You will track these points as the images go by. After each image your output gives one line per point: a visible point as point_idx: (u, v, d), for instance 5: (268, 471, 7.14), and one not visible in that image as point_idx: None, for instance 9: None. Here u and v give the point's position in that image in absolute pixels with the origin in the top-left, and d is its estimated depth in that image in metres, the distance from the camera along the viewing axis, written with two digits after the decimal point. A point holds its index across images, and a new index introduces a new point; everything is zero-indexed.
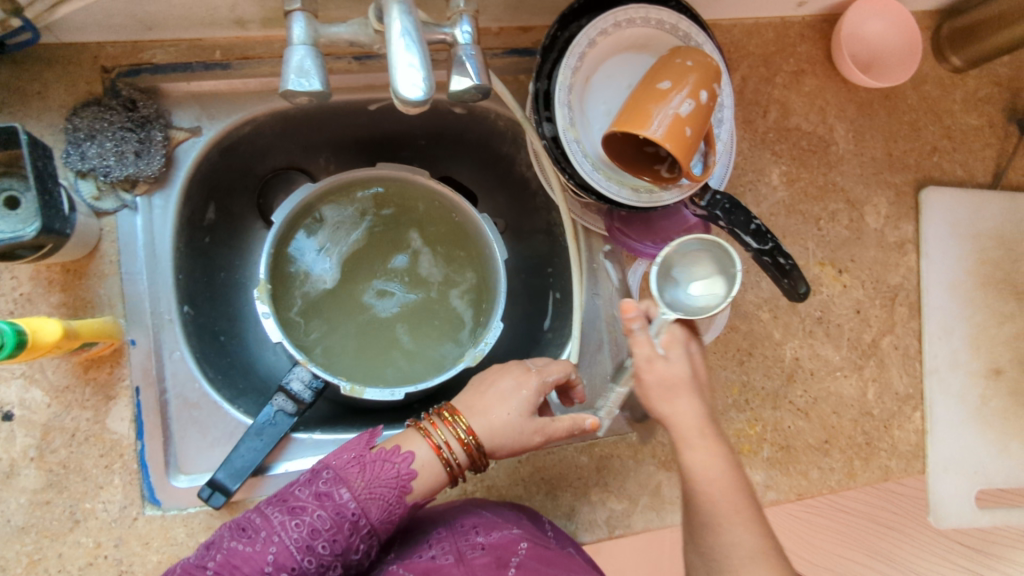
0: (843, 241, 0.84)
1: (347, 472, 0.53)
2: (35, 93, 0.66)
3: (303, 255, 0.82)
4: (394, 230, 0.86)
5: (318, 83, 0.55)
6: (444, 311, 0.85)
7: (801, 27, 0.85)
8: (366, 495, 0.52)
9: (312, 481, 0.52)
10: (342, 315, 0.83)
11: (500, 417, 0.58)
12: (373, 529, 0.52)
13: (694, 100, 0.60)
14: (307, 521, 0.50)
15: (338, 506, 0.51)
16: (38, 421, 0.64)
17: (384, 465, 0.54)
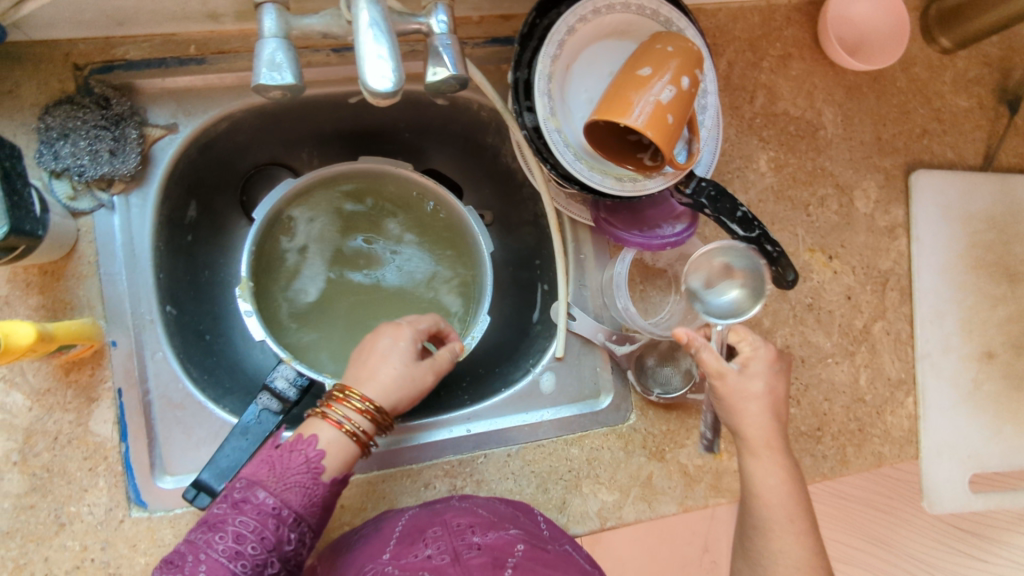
0: (833, 227, 0.83)
1: (258, 474, 0.52)
2: (6, 93, 0.65)
3: (287, 265, 0.81)
4: (370, 225, 0.84)
5: (290, 76, 0.54)
6: (432, 303, 0.84)
7: (787, 10, 0.84)
8: (283, 488, 0.52)
9: (228, 494, 0.52)
10: (333, 313, 0.82)
11: (388, 376, 0.58)
12: (299, 516, 0.52)
13: (676, 86, 0.59)
14: (230, 530, 0.50)
15: (256, 506, 0.50)
16: (20, 424, 0.63)
17: (295, 454, 0.54)
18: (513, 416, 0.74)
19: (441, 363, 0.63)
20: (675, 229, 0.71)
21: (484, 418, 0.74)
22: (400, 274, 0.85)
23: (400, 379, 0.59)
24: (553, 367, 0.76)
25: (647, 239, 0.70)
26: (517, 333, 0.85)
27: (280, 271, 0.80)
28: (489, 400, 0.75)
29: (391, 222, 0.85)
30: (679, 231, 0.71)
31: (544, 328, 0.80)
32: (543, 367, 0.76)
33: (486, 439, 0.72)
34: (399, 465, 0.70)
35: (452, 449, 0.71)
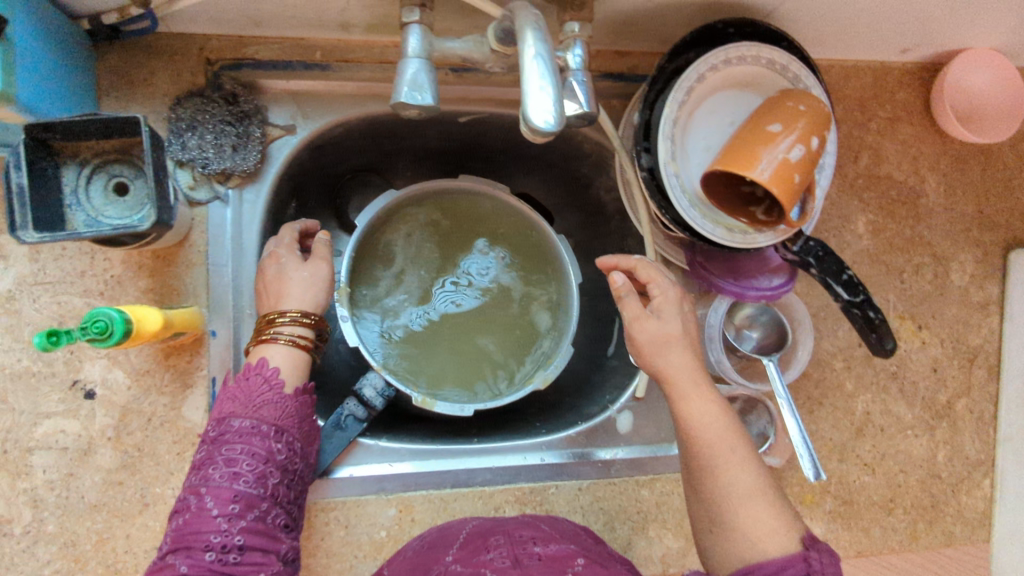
0: (925, 296, 0.82)
1: (226, 407, 0.54)
2: (142, 81, 0.66)
3: (380, 284, 0.79)
4: (454, 245, 0.82)
5: (430, 98, 0.54)
6: (524, 326, 0.82)
7: (900, 73, 0.83)
8: (254, 410, 0.54)
9: (205, 437, 0.54)
10: (432, 331, 0.80)
11: (295, 280, 0.61)
12: (280, 428, 0.55)
13: (804, 146, 0.59)
14: (220, 460, 0.52)
15: (235, 431, 0.53)
16: (117, 401, 0.64)
17: (253, 379, 0.56)
18: (588, 451, 0.74)
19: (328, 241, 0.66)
20: (771, 283, 0.69)
21: (558, 450, 0.73)
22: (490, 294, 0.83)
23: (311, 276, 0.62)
24: (631, 406, 0.75)
25: (741, 288, 0.68)
26: (591, 364, 0.85)
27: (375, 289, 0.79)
28: (564, 431, 0.75)
29: (480, 245, 0.83)
30: (776, 285, 0.69)
31: (621, 364, 0.80)
32: (622, 406, 0.75)
33: (560, 470, 0.72)
34: (472, 486, 0.70)
35: (523, 475, 0.71)
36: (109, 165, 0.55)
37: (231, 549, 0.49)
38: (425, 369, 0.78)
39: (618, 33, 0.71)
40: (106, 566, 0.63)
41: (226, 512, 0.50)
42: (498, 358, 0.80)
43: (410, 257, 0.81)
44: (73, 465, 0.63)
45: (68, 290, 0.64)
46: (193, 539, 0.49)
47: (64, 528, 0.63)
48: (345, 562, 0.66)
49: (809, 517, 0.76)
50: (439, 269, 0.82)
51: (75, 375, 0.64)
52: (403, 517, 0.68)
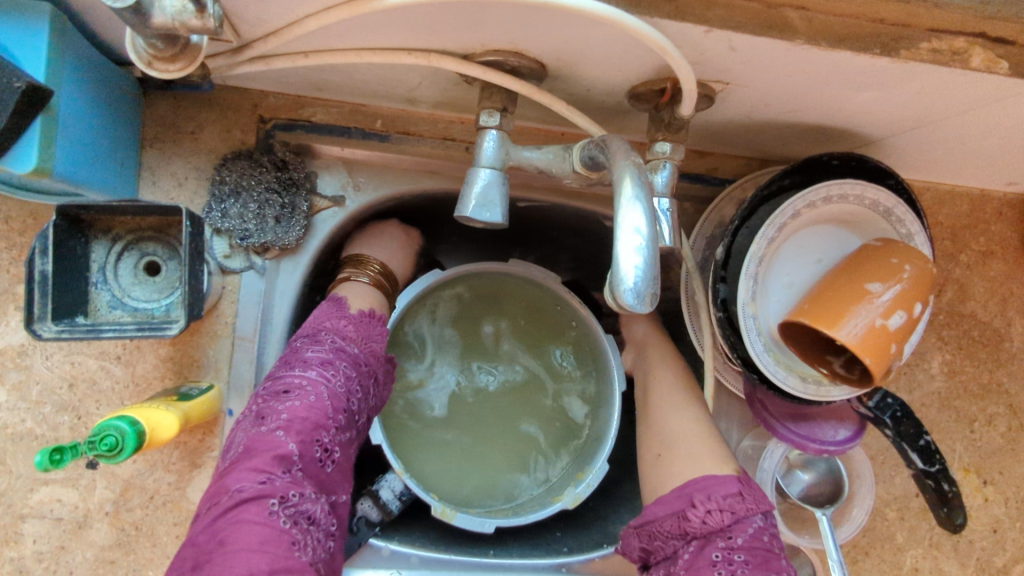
0: (995, 449, 0.75)
1: (344, 330, 0.56)
2: (188, 133, 0.62)
3: (411, 377, 0.74)
4: (481, 326, 0.76)
5: (499, 215, 0.49)
6: (555, 416, 0.75)
7: (999, 204, 0.76)
8: (366, 347, 0.57)
9: (316, 342, 0.54)
10: (467, 415, 0.74)
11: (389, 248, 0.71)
12: (378, 376, 0.57)
13: (905, 312, 0.53)
14: (339, 371, 0.52)
15: (354, 355, 0.55)
16: (120, 474, 0.60)
17: (372, 324, 0.59)
18: None
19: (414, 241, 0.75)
20: (837, 436, 0.62)
21: None
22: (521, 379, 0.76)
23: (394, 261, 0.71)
24: None
25: (803, 438, 0.62)
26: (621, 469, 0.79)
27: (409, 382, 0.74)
28: (587, 552, 0.68)
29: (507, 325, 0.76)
30: (841, 438, 0.62)
31: None
32: None
33: None
34: None
35: None
36: (143, 243, 0.51)
37: (329, 457, 0.48)
38: (465, 467, 0.72)
39: (704, 137, 0.66)
40: None
41: (338, 420, 0.50)
42: (543, 450, 0.74)
43: (439, 343, 0.75)
44: (65, 537, 0.59)
45: (83, 350, 0.60)
46: (311, 429, 0.47)
47: None
48: None
49: None
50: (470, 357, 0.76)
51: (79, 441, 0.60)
52: None
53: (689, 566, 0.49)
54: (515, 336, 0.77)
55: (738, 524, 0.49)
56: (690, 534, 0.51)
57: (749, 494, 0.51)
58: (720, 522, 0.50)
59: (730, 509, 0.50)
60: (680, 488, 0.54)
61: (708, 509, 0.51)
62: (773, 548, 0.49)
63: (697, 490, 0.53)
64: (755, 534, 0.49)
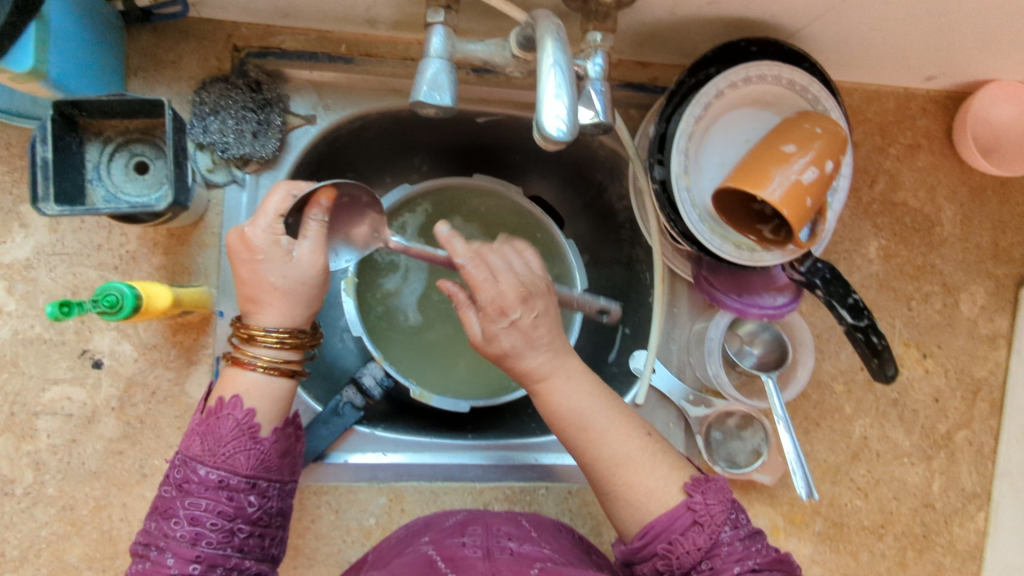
0: (933, 325, 0.81)
1: (193, 451, 0.54)
2: (169, 63, 0.68)
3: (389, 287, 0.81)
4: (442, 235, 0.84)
5: (448, 98, 0.55)
6: None
7: (924, 100, 0.82)
8: (220, 461, 0.54)
9: (172, 476, 0.55)
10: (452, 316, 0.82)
11: (278, 274, 0.55)
12: (254, 478, 0.55)
13: (818, 168, 0.58)
14: (183, 515, 0.53)
15: (200, 483, 0.53)
16: (123, 372, 0.66)
17: (221, 420, 0.55)
18: None
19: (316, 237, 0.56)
20: (775, 302, 0.68)
21: (552, 450, 0.74)
22: None
23: (289, 276, 0.55)
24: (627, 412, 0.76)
25: (744, 305, 0.68)
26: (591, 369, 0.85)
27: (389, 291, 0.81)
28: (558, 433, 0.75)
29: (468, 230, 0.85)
30: (780, 304, 0.68)
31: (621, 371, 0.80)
32: None
33: (551, 472, 0.73)
34: (463, 480, 0.71)
35: (517, 475, 0.72)
36: (132, 144, 0.57)
37: None
38: (447, 361, 0.80)
39: (643, 43, 0.71)
40: (101, 531, 0.65)
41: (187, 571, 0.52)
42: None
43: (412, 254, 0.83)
44: (76, 431, 0.65)
45: (83, 262, 0.66)
46: None
47: (64, 492, 0.65)
48: (334, 546, 0.68)
49: (797, 536, 0.77)
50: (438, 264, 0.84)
51: (84, 344, 0.66)
52: (393, 506, 0.70)
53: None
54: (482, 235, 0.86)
55: (712, 550, 0.51)
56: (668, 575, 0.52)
57: (705, 516, 0.52)
58: (694, 560, 0.51)
59: (698, 547, 0.51)
60: (641, 538, 0.52)
61: (680, 552, 0.51)
62: (747, 549, 0.52)
63: (657, 536, 0.52)
64: (727, 550, 0.51)
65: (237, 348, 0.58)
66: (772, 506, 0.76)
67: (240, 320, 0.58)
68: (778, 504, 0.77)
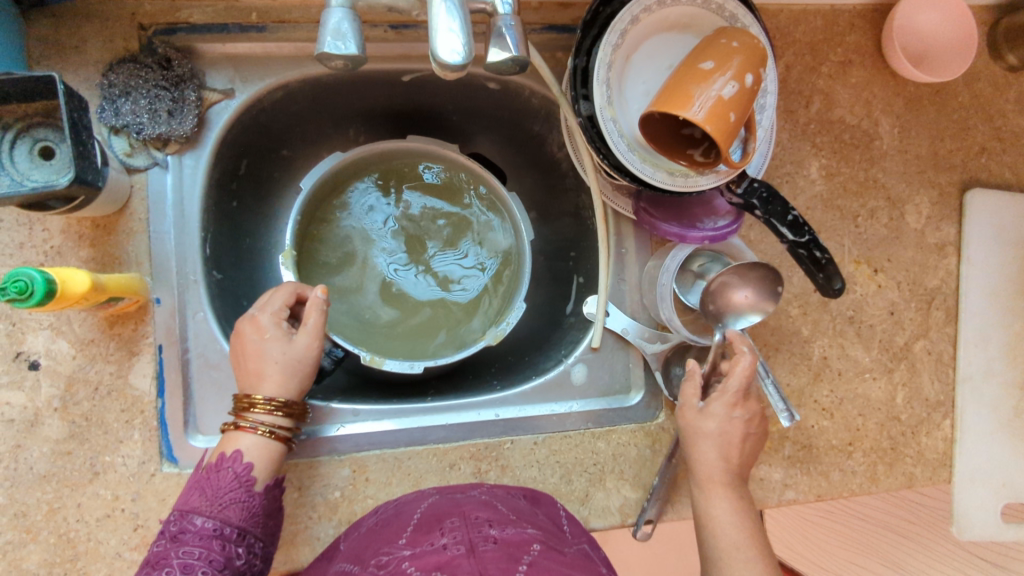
0: (881, 240, 0.82)
1: (190, 502, 0.56)
2: (73, 47, 0.65)
3: (344, 283, 0.84)
4: (384, 213, 0.86)
5: (353, 46, 0.53)
6: (481, 259, 0.87)
7: (851, 15, 0.81)
8: (217, 509, 0.56)
9: (164, 531, 0.55)
10: (416, 291, 0.85)
11: (275, 356, 0.62)
12: (243, 530, 0.56)
13: (738, 82, 0.58)
14: (175, 563, 0.52)
15: (197, 531, 0.54)
16: (63, 371, 0.64)
17: (222, 473, 0.58)
18: (547, 403, 0.75)
19: (309, 325, 0.64)
20: (715, 224, 0.69)
21: (513, 405, 0.74)
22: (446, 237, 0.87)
23: (288, 354, 0.62)
24: (586, 358, 0.76)
25: (683, 231, 0.68)
26: (549, 324, 0.85)
27: (348, 286, 0.84)
28: (518, 386, 0.75)
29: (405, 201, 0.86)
30: (719, 226, 0.69)
31: (578, 320, 0.80)
32: (576, 358, 0.76)
33: (515, 425, 0.73)
34: (426, 443, 0.71)
35: (479, 432, 0.72)
36: (34, 129, 0.55)
37: None
38: (428, 337, 0.83)
39: None
40: (58, 535, 0.63)
41: None
42: (489, 289, 0.86)
43: (364, 241, 0.85)
44: (20, 436, 0.63)
45: (6, 262, 0.63)
46: None
47: (14, 499, 0.63)
48: (301, 524, 0.67)
49: (767, 462, 0.77)
50: (392, 245, 0.86)
51: (18, 347, 0.64)
52: (357, 477, 0.69)
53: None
54: (418, 206, 0.87)
55: None
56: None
57: None
58: None
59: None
60: None
61: None
62: None
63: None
64: None
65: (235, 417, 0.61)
66: None
67: (239, 393, 0.62)
68: None
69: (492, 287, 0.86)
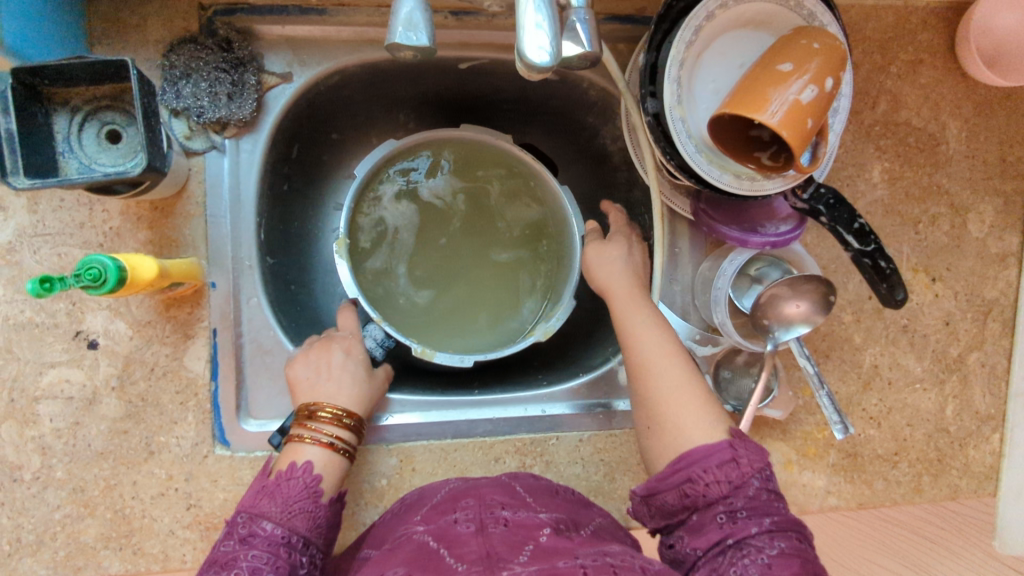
0: (941, 248, 0.79)
1: (260, 507, 0.57)
2: (134, 26, 0.65)
3: (378, 267, 0.83)
4: (418, 192, 0.84)
5: (425, 38, 0.52)
6: (518, 237, 0.86)
7: (925, 13, 0.78)
8: (287, 516, 0.57)
9: (232, 532, 0.56)
10: (452, 270, 0.85)
11: (350, 379, 0.66)
12: (308, 540, 0.57)
13: (817, 86, 0.56)
14: (244, 566, 0.53)
15: (266, 537, 0.55)
16: (120, 351, 0.65)
17: (291, 481, 0.59)
18: (594, 401, 0.74)
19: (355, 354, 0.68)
20: (779, 229, 0.67)
21: (559, 401, 0.74)
22: (479, 215, 0.86)
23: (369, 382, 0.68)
24: None
25: (744, 236, 0.67)
26: (591, 317, 0.84)
27: (381, 268, 0.84)
28: (565, 383, 0.75)
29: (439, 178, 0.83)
30: (783, 231, 0.67)
31: None
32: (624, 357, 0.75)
33: (560, 421, 0.73)
34: (473, 436, 0.71)
35: (527, 426, 0.72)
36: (101, 112, 0.55)
37: None
38: (465, 316, 0.84)
39: None
40: (114, 511, 0.65)
41: None
42: (525, 265, 0.85)
43: (399, 221, 0.84)
44: (78, 413, 0.65)
45: (68, 242, 0.64)
46: None
47: (72, 474, 0.64)
48: (348, 510, 0.68)
49: (811, 469, 0.77)
50: (429, 221, 0.85)
51: (78, 326, 0.64)
52: (404, 466, 0.69)
53: (697, 534, 0.52)
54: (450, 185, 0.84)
55: None
56: (693, 506, 0.53)
57: None
58: None
59: (727, 478, 0.52)
60: None
61: None
62: None
63: (693, 463, 0.54)
64: None
65: (297, 428, 0.63)
66: (785, 441, 0.76)
67: (301, 403, 0.64)
68: (790, 439, 0.77)
69: (532, 264, 0.85)
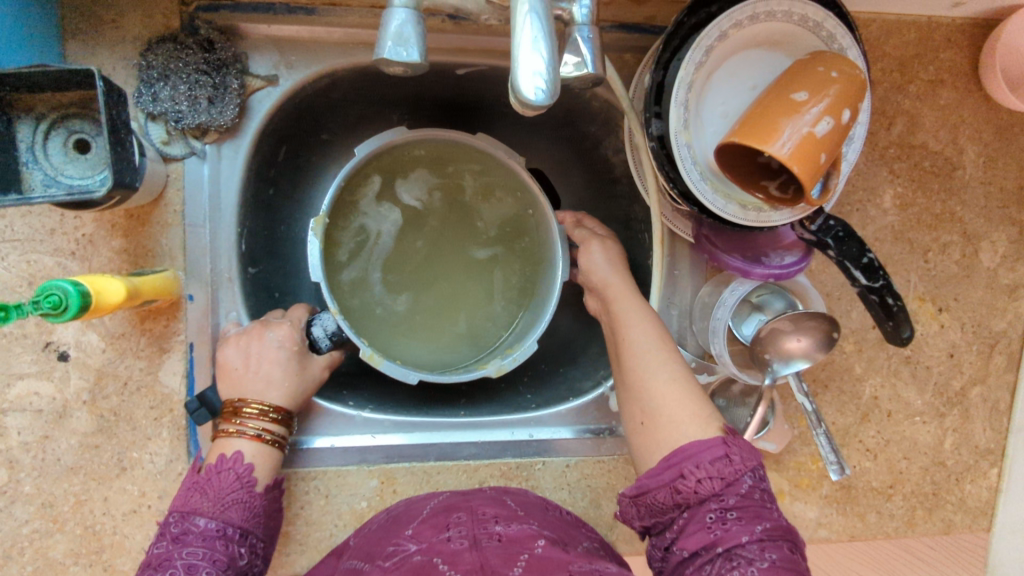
0: (950, 277, 0.77)
1: (192, 503, 0.55)
2: (110, 22, 0.61)
3: (355, 277, 0.78)
4: (395, 195, 0.78)
5: (416, 54, 0.48)
6: (496, 234, 0.81)
7: (949, 30, 0.74)
8: (219, 509, 0.55)
9: (165, 532, 0.54)
10: (430, 272, 0.81)
11: (285, 373, 0.62)
12: (246, 530, 0.56)
13: (833, 118, 0.52)
14: (179, 565, 0.52)
15: (199, 533, 0.54)
16: (92, 364, 0.62)
17: (222, 474, 0.57)
18: (583, 426, 0.72)
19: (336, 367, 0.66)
20: (783, 261, 0.64)
21: (548, 425, 0.72)
22: (454, 211, 0.81)
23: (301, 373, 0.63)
24: None
25: (748, 265, 0.64)
26: (585, 334, 0.81)
27: (360, 278, 0.78)
28: (554, 406, 0.73)
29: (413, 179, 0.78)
30: (787, 263, 0.64)
31: None
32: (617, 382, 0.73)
33: (548, 446, 0.71)
34: (457, 459, 0.69)
35: (513, 450, 0.70)
36: (68, 121, 0.52)
37: None
38: (445, 319, 0.80)
39: None
40: (84, 527, 0.63)
41: None
42: (502, 261, 0.81)
43: (378, 225, 0.79)
44: (48, 427, 0.62)
45: (38, 248, 0.61)
46: None
47: (41, 489, 0.62)
48: (326, 531, 0.66)
49: (803, 500, 0.75)
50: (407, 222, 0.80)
51: (48, 336, 0.62)
52: (385, 488, 0.67)
53: (685, 533, 0.50)
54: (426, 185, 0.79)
55: None
56: (684, 504, 0.51)
57: None
58: None
59: (720, 474, 0.50)
60: None
61: None
62: None
63: (685, 458, 0.52)
64: None
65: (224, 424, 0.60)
66: (777, 471, 0.74)
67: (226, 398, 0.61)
68: (784, 469, 0.75)
69: (507, 259, 0.81)
